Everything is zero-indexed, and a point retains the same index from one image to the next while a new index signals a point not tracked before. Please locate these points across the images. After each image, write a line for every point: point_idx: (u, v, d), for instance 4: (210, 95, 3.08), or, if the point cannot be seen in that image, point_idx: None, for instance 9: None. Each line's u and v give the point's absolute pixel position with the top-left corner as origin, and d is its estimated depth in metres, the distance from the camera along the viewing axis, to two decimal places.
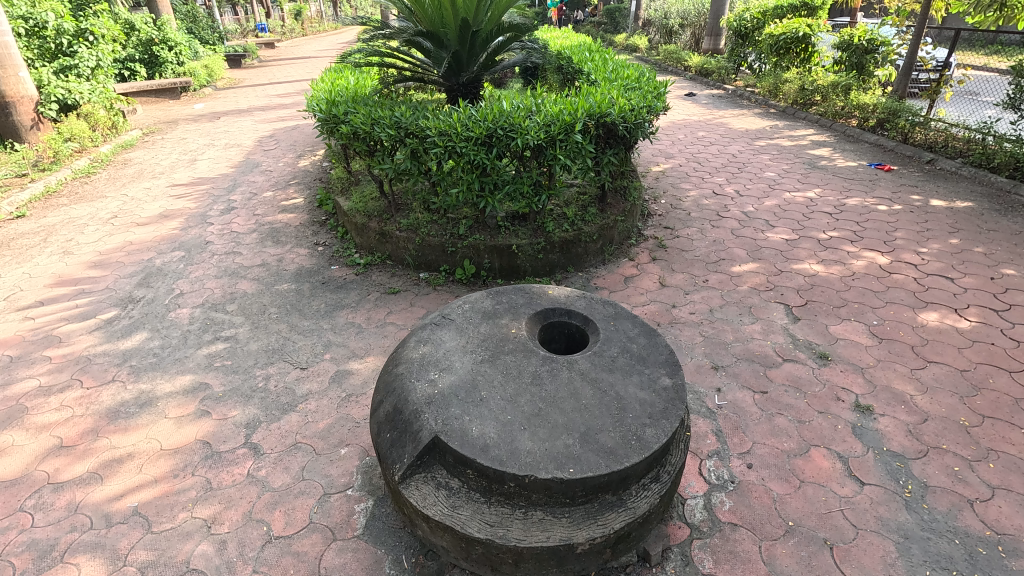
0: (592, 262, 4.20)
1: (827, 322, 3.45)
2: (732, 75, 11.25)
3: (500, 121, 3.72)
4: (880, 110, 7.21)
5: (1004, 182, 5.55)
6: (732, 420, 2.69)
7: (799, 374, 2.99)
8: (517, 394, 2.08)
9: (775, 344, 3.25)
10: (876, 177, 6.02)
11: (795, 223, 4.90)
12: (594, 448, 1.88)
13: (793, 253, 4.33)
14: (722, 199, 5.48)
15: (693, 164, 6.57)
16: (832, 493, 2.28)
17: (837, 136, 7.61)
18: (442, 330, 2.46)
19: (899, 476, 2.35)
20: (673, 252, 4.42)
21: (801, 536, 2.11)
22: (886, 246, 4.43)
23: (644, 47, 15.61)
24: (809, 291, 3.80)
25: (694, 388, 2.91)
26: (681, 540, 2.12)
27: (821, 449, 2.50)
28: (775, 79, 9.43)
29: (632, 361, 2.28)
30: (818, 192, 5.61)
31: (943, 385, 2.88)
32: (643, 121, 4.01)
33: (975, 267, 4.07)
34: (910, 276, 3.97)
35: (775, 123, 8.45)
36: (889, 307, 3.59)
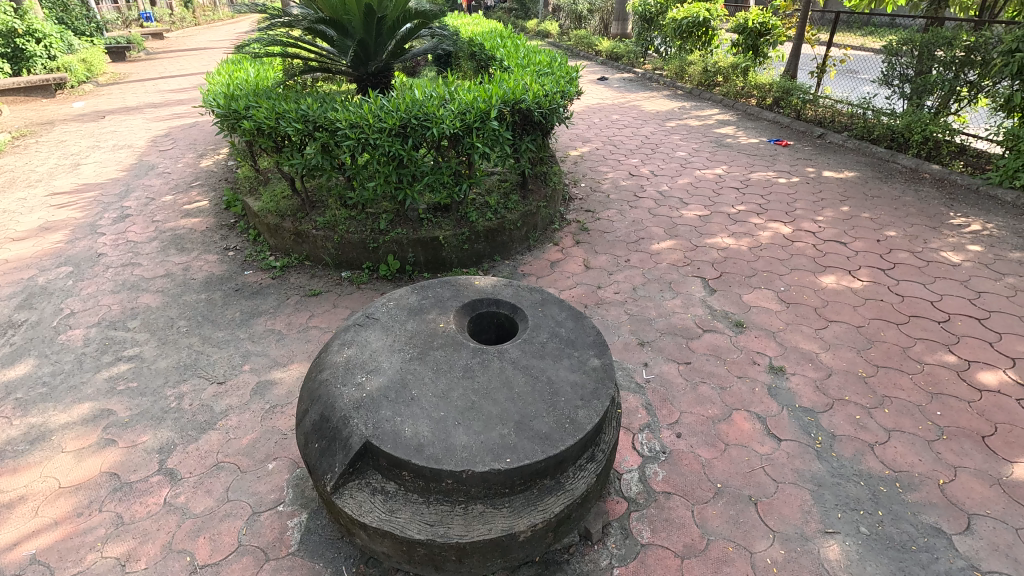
0: (517, 250, 4.22)
1: (740, 291, 3.66)
2: (641, 58, 11.62)
3: (413, 110, 3.61)
4: (776, 89, 7.69)
5: (883, 152, 6.09)
6: (660, 393, 2.80)
7: (718, 343, 3.15)
8: (449, 390, 2.05)
9: (695, 316, 3.41)
10: (775, 153, 6.44)
11: (707, 200, 5.15)
12: (530, 436, 1.89)
13: (707, 229, 4.56)
14: (639, 180, 5.66)
15: (610, 147, 6.75)
16: (753, 452, 2.43)
17: (738, 115, 8.06)
18: (367, 330, 2.38)
19: (811, 429, 2.54)
20: (596, 235, 4.52)
21: (729, 496, 2.24)
22: (787, 217, 4.75)
23: (556, 33, 15.79)
24: (722, 263, 4.01)
25: (623, 364, 3.01)
26: (619, 514, 2.18)
27: (741, 412, 2.66)
28: (680, 62, 9.83)
29: (561, 345, 2.31)
30: (725, 169, 5.92)
31: (843, 341, 3.14)
32: (557, 107, 4.06)
33: (864, 232, 4.45)
34: (809, 243, 4.28)
35: (684, 105, 8.82)
36: (793, 273, 3.86)
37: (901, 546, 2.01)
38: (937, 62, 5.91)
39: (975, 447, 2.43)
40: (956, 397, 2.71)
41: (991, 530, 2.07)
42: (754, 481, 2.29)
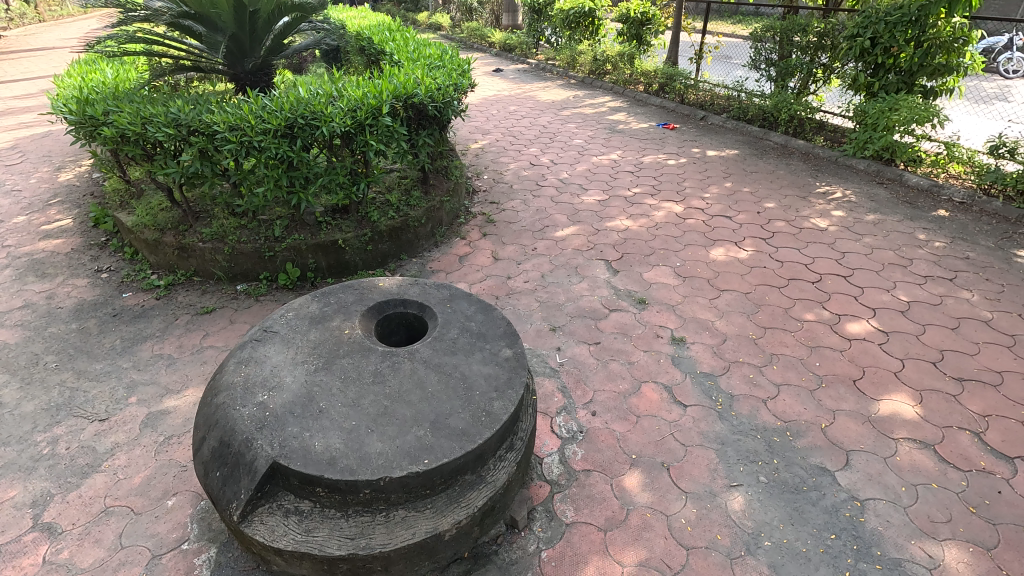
0: (424, 246, 4.16)
1: (642, 270, 3.84)
2: (534, 49, 11.81)
3: (299, 109, 3.42)
4: (660, 76, 8.12)
5: (757, 131, 6.64)
6: (574, 374, 2.88)
7: (625, 321, 3.29)
8: (359, 398, 1.98)
9: (601, 298, 3.54)
10: (664, 136, 6.81)
11: (605, 185, 5.34)
12: (446, 434, 1.87)
13: (607, 213, 4.74)
14: (539, 169, 5.77)
15: (509, 138, 6.81)
16: (663, 421, 2.57)
17: (628, 102, 8.41)
18: (265, 345, 2.24)
19: (712, 392, 2.72)
20: (502, 226, 4.55)
21: (643, 465, 2.35)
22: (679, 196, 5.05)
23: (448, 25, 15.67)
24: (623, 245, 4.19)
25: (536, 351, 3.06)
26: (543, 498, 2.23)
27: (649, 384, 2.80)
28: (571, 52, 10.10)
29: (472, 339, 2.31)
30: (619, 154, 6.18)
31: (734, 308, 3.39)
32: (451, 100, 4.02)
33: (746, 205, 4.83)
34: (700, 220, 4.57)
35: (577, 93, 9.08)
36: (687, 249, 4.10)
37: (795, 488, 2.22)
38: (795, 47, 6.49)
39: (848, 390, 2.72)
40: (831, 348, 3.02)
41: (866, 462, 2.33)
42: (665, 448, 2.43)
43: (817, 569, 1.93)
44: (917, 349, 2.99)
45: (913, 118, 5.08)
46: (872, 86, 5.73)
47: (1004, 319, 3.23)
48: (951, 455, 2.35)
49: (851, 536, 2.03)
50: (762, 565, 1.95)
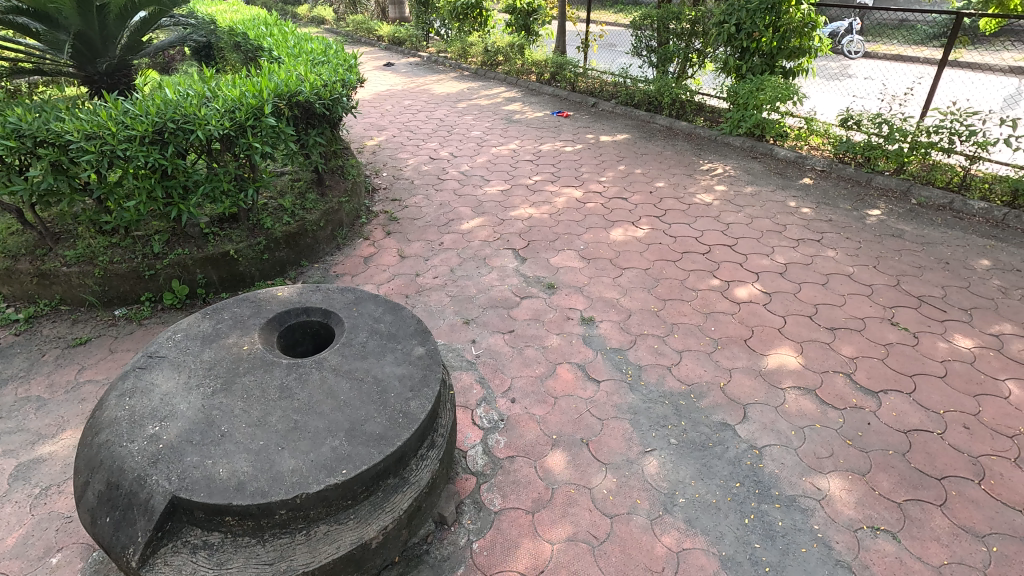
0: (325, 250, 3.99)
1: (548, 255, 3.93)
2: (424, 41, 11.63)
3: (167, 112, 3.12)
4: (551, 65, 8.31)
5: (644, 115, 6.99)
6: (491, 364, 2.91)
7: (536, 307, 3.36)
8: (265, 415, 1.87)
9: (511, 286, 3.58)
10: (559, 124, 6.99)
11: (506, 174, 5.40)
12: (363, 440, 1.82)
13: (510, 202, 4.79)
14: (440, 163, 5.72)
15: (406, 133, 6.68)
16: (579, 399, 2.66)
17: (522, 91, 8.54)
18: (152, 373, 2.05)
19: (622, 366, 2.86)
20: (405, 223, 4.47)
21: (564, 444, 2.42)
22: (577, 181, 5.21)
23: (332, 18, 15.02)
24: (528, 232, 4.27)
25: (451, 346, 3.05)
26: (470, 490, 2.24)
27: (564, 365, 2.89)
28: (461, 43, 10.06)
29: (383, 341, 2.26)
30: (518, 144, 6.27)
31: (636, 284, 3.57)
32: (339, 96, 3.87)
33: (639, 186, 5.09)
34: (598, 203, 4.75)
35: (472, 85, 9.07)
36: (589, 232, 4.26)
37: (702, 446, 2.39)
38: (672, 34, 6.89)
39: (741, 349, 2.96)
40: (723, 313, 3.27)
41: (760, 412, 2.55)
42: (583, 425, 2.52)
43: (727, 516, 2.10)
44: (796, 306, 3.31)
45: (777, 97, 5.58)
46: (740, 68, 6.22)
47: (863, 271, 3.65)
48: (829, 396, 2.63)
49: (753, 482, 2.22)
50: (678, 521, 2.08)
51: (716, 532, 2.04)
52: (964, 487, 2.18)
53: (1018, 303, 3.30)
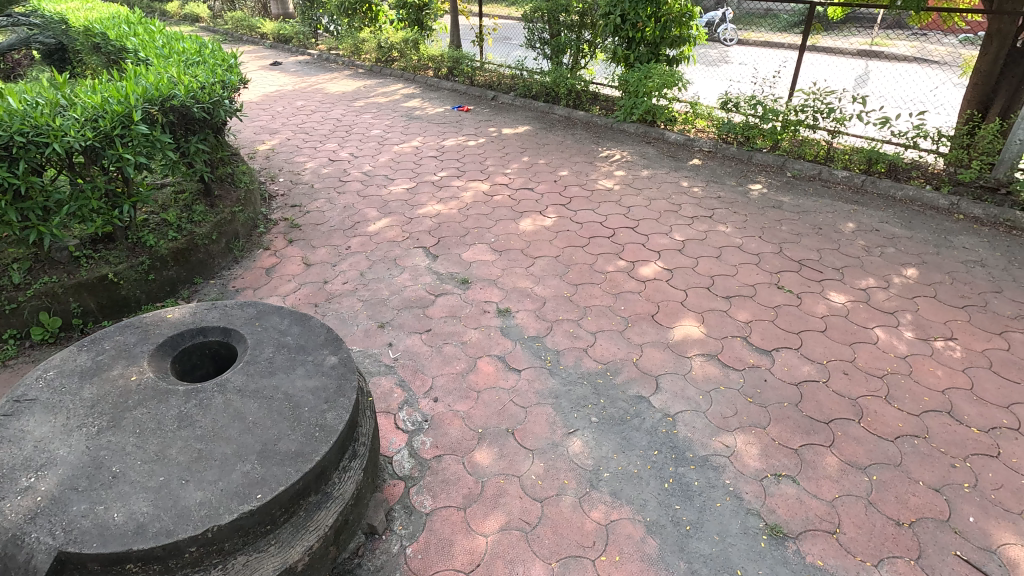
0: (221, 264, 3.73)
1: (460, 251, 3.92)
2: (313, 38, 11.13)
3: (14, 124, 2.75)
4: (447, 60, 8.25)
5: (543, 106, 7.14)
6: (410, 366, 2.86)
7: (451, 303, 3.34)
8: (163, 449, 1.73)
9: (425, 285, 3.53)
10: (460, 118, 6.96)
11: (411, 172, 5.31)
12: (278, 461, 1.73)
13: (417, 200, 4.72)
14: (340, 165, 5.51)
15: (302, 135, 6.38)
16: (501, 390, 2.69)
17: (421, 87, 8.41)
18: (21, 418, 1.82)
19: (540, 353, 2.92)
20: (308, 229, 4.27)
21: (490, 436, 2.44)
22: (483, 175, 5.23)
23: (207, 16, 13.97)
24: (438, 229, 4.22)
25: (367, 352, 2.96)
26: (399, 496, 2.19)
27: (484, 358, 2.90)
28: (353, 40, 9.74)
29: (291, 354, 2.15)
30: (420, 140, 6.17)
31: (548, 272, 3.65)
32: (220, 99, 3.61)
33: (544, 176, 5.19)
34: (506, 195, 4.80)
35: (368, 82, 8.81)
36: (499, 224, 4.29)
37: (621, 420, 2.49)
38: (562, 26, 7.05)
39: (649, 325, 3.12)
40: (631, 292, 3.42)
41: (671, 382, 2.71)
42: (507, 415, 2.54)
43: (648, 483, 2.21)
44: (695, 279, 3.53)
45: (663, 84, 5.89)
46: (628, 58, 6.50)
47: (751, 242, 3.96)
48: (730, 359, 2.84)
49: (669, 448, 2.36)
50: (605, 495, 2.16)
51: (640, 500, 2.14)
52: (847, 427, 2.43)
53: (879, 258, 3.72)
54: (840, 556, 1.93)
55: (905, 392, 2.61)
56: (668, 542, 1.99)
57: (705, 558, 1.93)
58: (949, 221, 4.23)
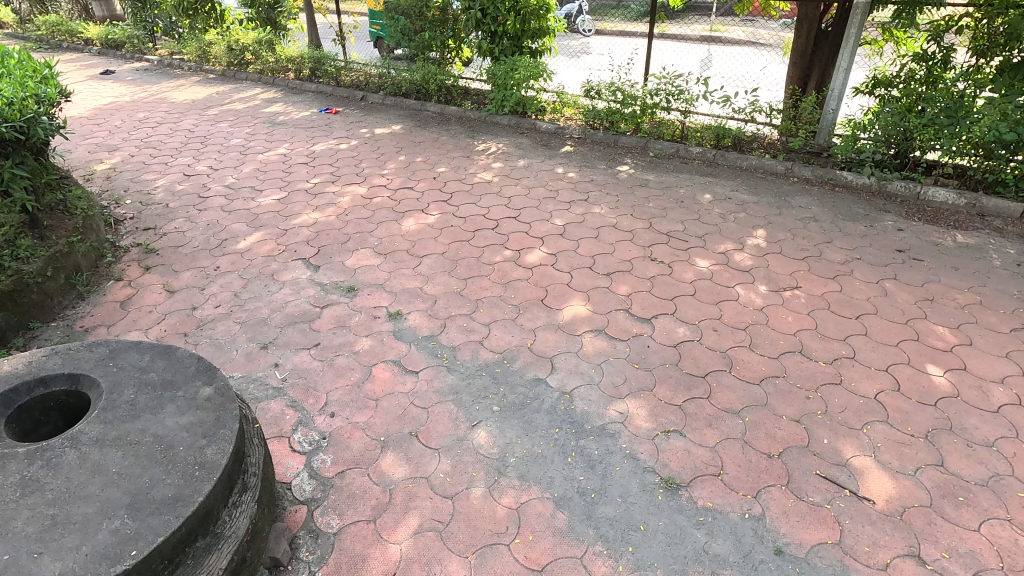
0: (62, 303, 3.29)
1: (342, 259, 3.77)
2: (150, 43, 10.06)
3: None
4: (308, 60, 7.84)
5: (415, 103, 7.05)
6: (300, 384, 2.71)
7: (339, 313, 3.21)
8: (6, 522, 1.50)
9: (308, 298, 3.36)
10: (329, 121, 6.67)
11: (280, 182, 5.00)
12: (154, 510, 1.57)
13: (290, 210, 4.46)
14: (198, 179, 5.05)
15: (148, 150, 5.76)
16: (400, 394, 2.64)
17: (282, 91, 7.94)
18: None
19: (437, 351, 2.90)
20: (167, 252, 3.87)
21: (394, 442, 2.39)
22: (359, 178, 5.06)
23: (12, 22, 12.08)
24: (316, 238, 4.03)
25: (251, 376, 2.76)
26: (302, 521, 2.08)
27: (379, 365, 2.82)
28: (198, 43, 8.94)
29: (157, 392, 1.95)
30: (287, 147, 5.83)
31: (436, 270, 3.62)
32: (36, 115, 3.14)
33: (423, 174, 5.13)
34: (385, 196, 4.68)
35: (221, 88, 8.15)
36: (381, 226, 4.18)
37: (521, 405, 2.55)
38: (425, 22, 6.97)
39: (540, 309, 3.21)
40: (519, 280, 3.50)
41: (565, 360, 2.82)
42: (409, 418, 2.51)
43: (553, 460, 2.29)
44: (578, 260, 3.69)
45: (529, 76, 6.07)
46: (493, 51, 6.59)
47: (625, 220, 4.21)
48: (616, 331, 3.01)
49: (569, 423, 2.46)
50: (513, 480, 2.21)
51: (547, 478, 2.21)
52: (721, 377, 2.69)
53: (733, 224, 4.13)
54: (726, 494, 2.13)
55: (764, 339, 2.93)
56: (577, 513, 2.08)
57: (611, 521, 2.04)
58: (786, 185, 4.79)
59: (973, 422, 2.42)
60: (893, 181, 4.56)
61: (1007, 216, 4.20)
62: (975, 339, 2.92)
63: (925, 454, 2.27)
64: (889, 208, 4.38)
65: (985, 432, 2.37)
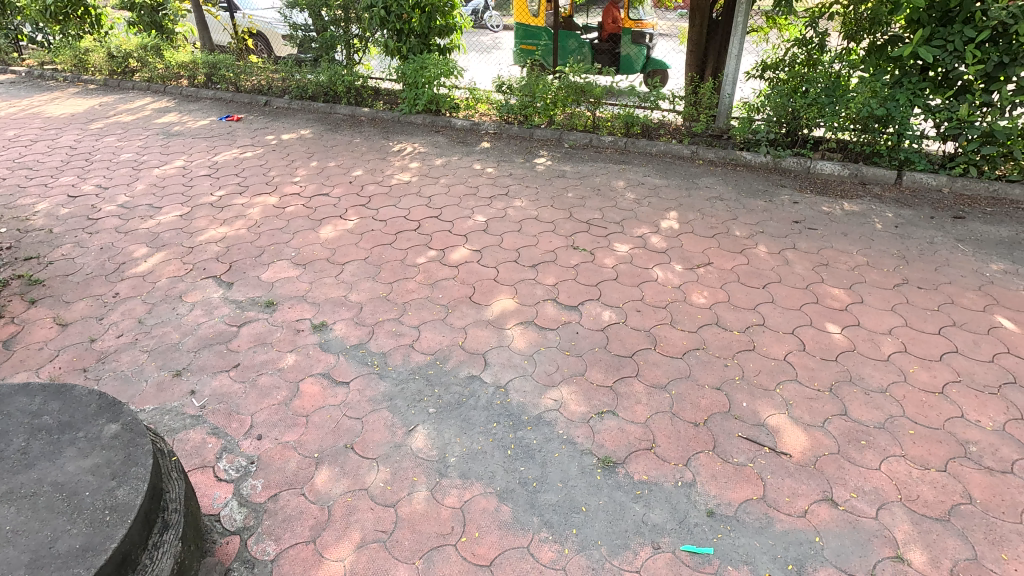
0: None
1: (257, 273, 3.58)
2: (14, 52, 9.07)
3: None
4: (202, 66, 7.37)
5: (323, 106, 6.81)
6: (222, 409, 2.56)
7: (258, 330, 3.05)
8: None
9: (223, 318, 3.17)
10: (231, 129, 6.31)
11: (181, 196, 4.67)
12: (60, 564, 1.43)
13: (195, 226, 4.18)
14: (85, 200, 4.63)
15: (22, 171, 5.20)
16: (331, 407, 2.55)
17: (176, 99, 7.42)
18: None
19: (367, 359, 2.83)
20: (55, 282, 3.53)
21: (329, 457, 2.31)
22: (269, 187, 4.82)
23: None
24: (227, 254, 3.80)
25: (165, 407, 2.58)
26: (235, 552, 1.97)
27: (306, 380, 2.71)
28: (73, 51, 8.17)
29: (53, 435, 1.77)
30: (186, 159, 5.46)
31: (359, 276, 3.53)
32: None
33: (337, 178, 4.97)
34: (299, 204, 4.49)
35: (104, 99, 7.50)
36: (297, 236, 4.02)
37: (457, 404, 2.55)
38: (326, 22, 6.75)
39: (469, 306, 3.21)
40: (446, 279, 3.47)
41: (498, 355, 2.83)
42: (343, 431, 2.43)
43: (493, 455, 2.30)
44: (502, 255, 3.72)
45: (440, 73, 6.01)
46: (401, 50, 6.48)
47: (545, 212, 4.29)
48: (546, 321, 3.07)
49: (506, 417, 2.48)
50: (455, 479, 2.20)
51: (489, 473, 2.22)
52: (647, 355, 2.80)
53: (647, 208, 4.31)
54: (659, 466, 2.23)
55: (684, 315, 3.09)
56: (520, 503, 2.10)
57: (554, 506, 2.08)
58: (693, 167, 5.05)
59: (868, 372, 2.67)
60: (786, 158, 4.93)
61: (884, 183, 4.66)
62: (866, 297, 3.22)
63: (831, 406, 2.48)
64: (785, 183, 4.73)
65: (879, 380, 2.62)
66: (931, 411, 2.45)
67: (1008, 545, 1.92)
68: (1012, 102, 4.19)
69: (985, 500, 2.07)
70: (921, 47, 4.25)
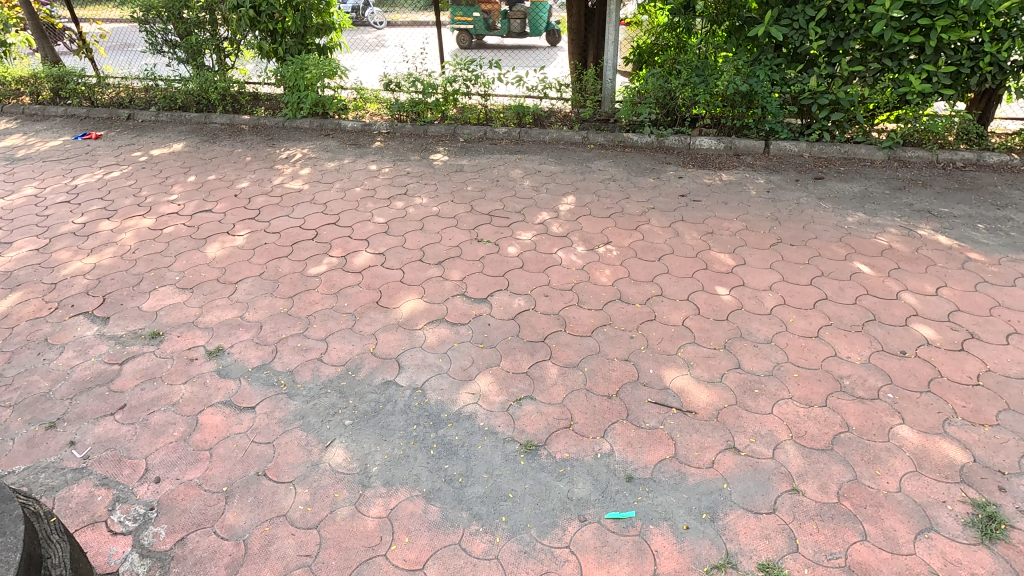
0: None
1: (137, 303, 3.27)
2: None
3: None
4: (45, 80, 6.56)
5: (196, 116, 6.31)
6: (109, 457, 2.32)
7: (145, 365, 2.79)
8: None
9: (100, 357, 2.87)
10: (90, 148, 5.69)
11: (34, 227, 4.15)
12: None
13: (56, 259, 3.74)
14: None
15: None
16: (238, 435, 2.39)
17: (18, 120, 6.57)
18: None
19: (272, 380, 2.68)
20: None
21: (240, 489, 2.17)
22: (141, 208, 4.40)
23: None
24: (98, 286, 3.44)
25: (40, 465, 2.29)
26: None
27: (206, 411, 2.52)
28: None
29: None
30: (36, 185, 4.85)
31: (255, 293, 3.32)
32: None
33: (220, 193, 4.64)
34: (179, 224, 4.15)
35: None
36: (179, 258, 3.71)
37: (374, 412, 2.48)
38: (190, 24, 6.21)
39: (376, 311, 3.13)
40: (350, 286, 3.36)
41: (412, 357, 2.79)
42: (253, 458, 2.29)
43: (416, 457, 2.27)
44: (406, 255, 3.65)
45: (323, 73, 5.77)
46: (277, 51, 6.11)
47: (447, 208, 4.26)
48: (457, 316, 3.06)
49: (426, 417, 2.45)
50: (379, 489, 2.15)
51: (413, 476, 2.19)
52: (558, 337, 2.88)
53: (546, 195, 4.40)
54: (578, 442, 2.30)
55: (589, 294, 3.20)
56: (447, 501, 2.09)
57: (481, 498, 2.09)
58: (585, 152, 5.23)
59: (755, 326, 2.91)
60: (668, 136, 5.24)
61: (755, 152, 5.08)
62: (748, 259, 3.50)
63: (726, 362, 2.68)
64: (669, 160, 5.03)
65: (765, 332, 2.87)
66: (810, 354, 2.72)
67: (881, 462, 2.18)
68: (851, 72, 4.70)
69: (859, 426, 2.34)
70: (773, 26, 4.66)
